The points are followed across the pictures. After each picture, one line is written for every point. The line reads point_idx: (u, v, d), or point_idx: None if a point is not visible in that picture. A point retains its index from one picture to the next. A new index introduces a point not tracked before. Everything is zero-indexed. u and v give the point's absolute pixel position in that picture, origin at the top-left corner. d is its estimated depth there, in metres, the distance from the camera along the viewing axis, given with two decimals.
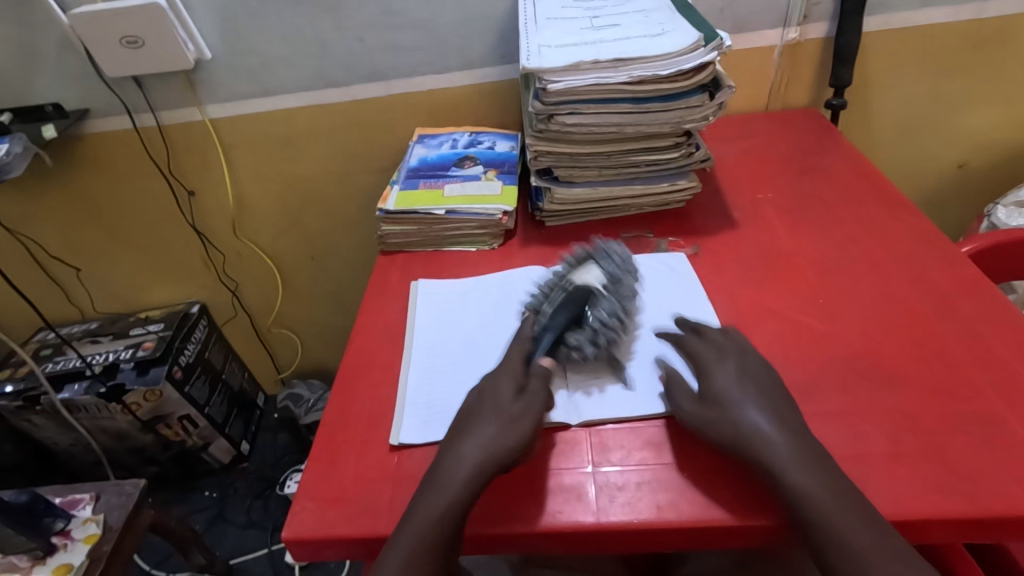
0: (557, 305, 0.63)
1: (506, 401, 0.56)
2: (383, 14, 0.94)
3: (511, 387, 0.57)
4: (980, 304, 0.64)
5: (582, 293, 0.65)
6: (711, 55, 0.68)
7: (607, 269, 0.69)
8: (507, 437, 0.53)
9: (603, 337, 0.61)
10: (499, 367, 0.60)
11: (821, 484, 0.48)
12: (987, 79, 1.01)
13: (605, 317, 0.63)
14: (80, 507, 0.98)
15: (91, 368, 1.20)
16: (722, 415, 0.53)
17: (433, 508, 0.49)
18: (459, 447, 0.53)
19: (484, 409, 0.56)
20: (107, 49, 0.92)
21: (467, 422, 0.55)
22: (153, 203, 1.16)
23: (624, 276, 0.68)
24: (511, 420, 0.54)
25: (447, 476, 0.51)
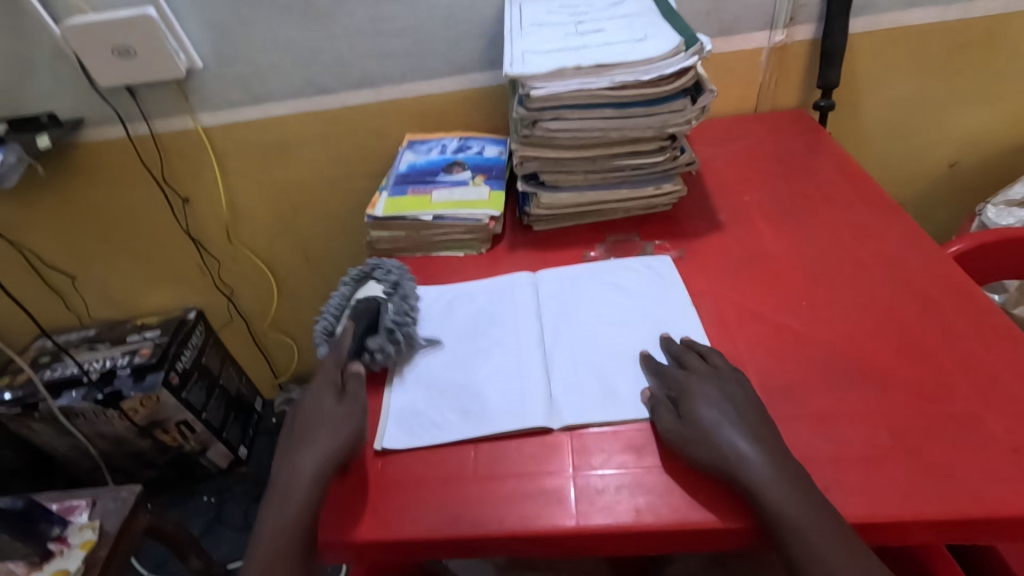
0: (350, 320, 0.67)
1: (331, 407, 0.59)
2: (372, 21, 0.95)
3: (331, 393, 0.60)
4: (963, 305, 0.64)
5: (370, 306, 0.69)
6: (692, 60, 0.69)
7: (383, 281, 0.73)
8: (333, 438, 0.56)
9: (401, 333, 0.67)
10: (312, 388, 0.62)
11: (799, 506, 0.48)
12: (975, 79, 1.01)
13: (396, 316, 0.68)
14: (77, 514, 0.99)
15: (88, 375, 1.21)
16: (704, 438, 0.53)
17: (282, 518, 0.52)
18: (297, 457, 0.56)
19: (308, 417, 0.59)
20: (99, 60, 0.93)
21: (297, 430, 0.58)
22: (148, 210, 1.17)
23: (399, 281, 0.74)
24: (335, 426, 0.57)
25: (291, 487, 0.54)
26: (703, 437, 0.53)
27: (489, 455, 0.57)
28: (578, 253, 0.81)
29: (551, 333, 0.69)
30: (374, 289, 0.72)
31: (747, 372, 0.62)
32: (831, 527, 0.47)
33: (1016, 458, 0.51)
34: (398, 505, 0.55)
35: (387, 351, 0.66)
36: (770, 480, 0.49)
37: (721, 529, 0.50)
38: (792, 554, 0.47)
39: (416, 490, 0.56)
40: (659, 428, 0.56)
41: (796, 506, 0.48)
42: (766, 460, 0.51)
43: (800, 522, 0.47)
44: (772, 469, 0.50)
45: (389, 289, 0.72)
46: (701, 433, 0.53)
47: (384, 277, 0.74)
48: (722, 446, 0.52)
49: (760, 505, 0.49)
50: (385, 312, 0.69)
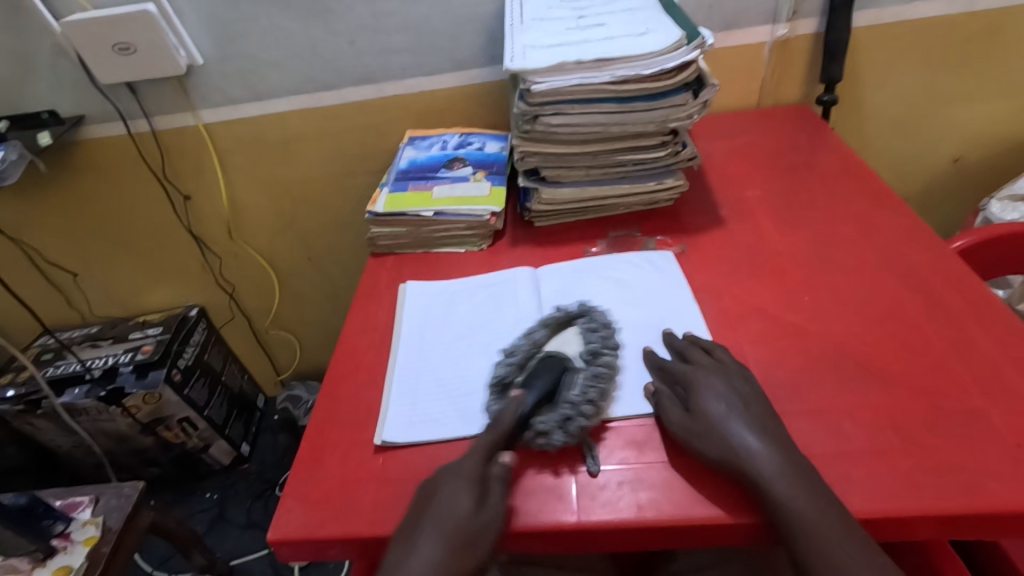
0: (531, 386, 0.57)
1: (462, 510, 0.50)
2: (372, 17, 0.95)
3: (470, 497, 0.50)
4: (967, 301, 0.64)
5: (554, 372, 0.59)
6: (694, 54, 0.68)
7: (587, 340, 0.63)
8: (457, 560, 0.48)
9: (576, 423, 0.55)
10: (460, 462, 0.53)
11: (803, 501, 0.48)
12: (979, 73, 1.01)
13: (582, 396, 0.57)
14: (79, 510, 0.99)
15: (90, 371, 1.21)
16: (713, 432, 0.53)
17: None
18: (402, 564, 0.48)
19: (430, 516, 0.50)
20: (100, 56, 0.93)
21: (416, 527, 0.50)
22: (149, 207, 1.17)
23: (606, 344, 0.62)
24: (467, 543, 0.49)
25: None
26: (711, 430, 0.53)
27: None
28: (579, 248, 0.80)
29: None
30: (573, 347, 0.62)
31: (749, 367, 0.61)
32: (833, 520, 0.47)
33: (1020, 453, 0.51)
34: (399, 500, 0.55)
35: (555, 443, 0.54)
36: (775, 473, 0.49)
37: (723, 524, 0.50)
38: (794, 548, 0.47)
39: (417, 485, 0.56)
40: (667, 422, 0.56)
41: (800, 500, 0.48)
42: (772, 453, 0.50)
43: (803, 516, 0.47)
44: (776, 463, 0.50)
45: (591, 349, 0.62)
46: (710, 427, 0.53)
47: (585, 332, 0.64)
48: (728, 440, 0.52)
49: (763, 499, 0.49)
50: (568, 387, 0.58)
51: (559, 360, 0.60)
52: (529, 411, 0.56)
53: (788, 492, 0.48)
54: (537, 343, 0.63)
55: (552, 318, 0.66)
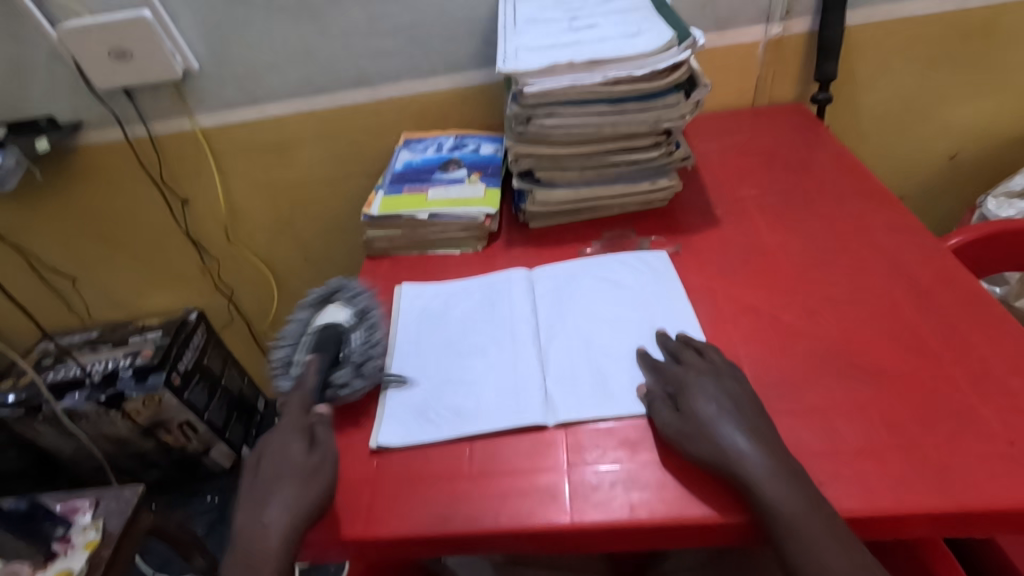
0: (312, 353, 0.63)
1: (294, 452, 0.56)
2: (367, 20, 0.95)
3: (300, 443, 0.57)
4: (960, 299, 0.64)
5: (333, 335, 0.66)
6: (685, 54, 0.69)
7: (357, 307, 0.70)
8: (297, 491, 0.53)
9: (368, 366, 0.64)
10: (277, 429, 0.58)
11: (797, 502, 0.48)
12: (974, 70, 1.01)
13: (362, 348, 0.65)
14: (79, 514, 0.99)
15: (91, 376, 1.22)
16: (704, 434, 0.53)
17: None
18: (259, 515, 0.52)
19: (267, 469, 0.55)
20: (96, 62, 0.94)
21: (262, 479, 0.55)
22: (147, 212, 1.17)
23: (366, 305, 0.70)
24: (304, 478, 0.54)
25: (255, 551, 0.50)
26: (701, 432, 0.53)
27: (484, 453, 0.58)
28: (574, 249, 0.81)
29: (547, 330, 0.69)
30: (339, 315, 0.68)
31: (743, 367, 0.62)
32: (825, 522, 0.47)
33: (1013, 451, 0.51)
34: (393, 504, 0.55)
35: (355, 384, 0.62)
36: (767, 477, 0.49)
37: (715, 524, 0.50)
38: (789, 549, 0.47)
39: (412, 487, 0.56)
40: (658, 425, 0.56)
41: (792, 502, 0.48)
42: (764, 456, 0.50)
43: (793, 517, 0.47)
44: (768, 466, 0.50)
45: (357, 313, 0.69)
46: (700, 428, 0.53)
47: (353, 301, 0.70)
48: (719, 442, 0.52)
49: (754, 500, 0.49)
50: (347, 344, 0.66)
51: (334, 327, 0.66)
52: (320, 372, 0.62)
53: (779, 493, 0.48)
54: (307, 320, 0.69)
55: (312, 300, 0.72)
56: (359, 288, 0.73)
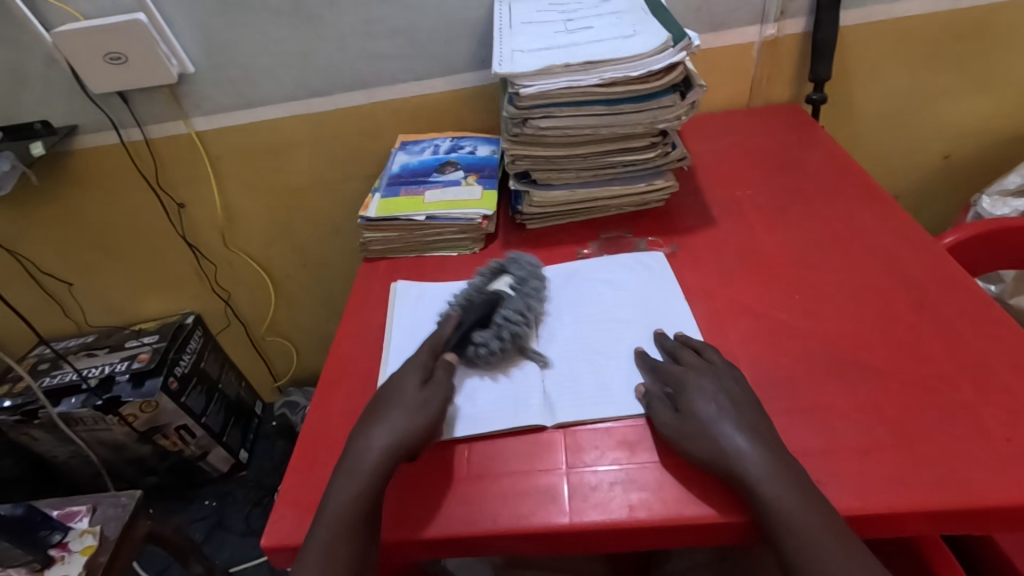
0: (467, 308, 0.67)
1: (411, 384, 0.59)
2: (362, 23, 0.95)
3: (417, 377, 0.60)
4: (955, 297, 0.64)
5: (492, 299, 0.67)
6: (680, 55, 0.69)
7: (518, 277, 0.71)
8: (409, 417, 0.56)
9: (508, 332, 0.64)
10: (406, 363, 0.62)
11: (795, 502, 0.48)
12: (967, 69, 1.01)
13: (511, 314, 0.66)
14: (76, 520, 0.99)
15: (87, 381, 1.21)
16: (704, 434, 0.53)
17: (347, 490, 0.52)
18: (368, 431, 0.56)
19: (387, 394, 0.59)
20: (92, 66, 0.94)
21: (377, 404, 0.59)
22: (143, 215, 1.17)
23: (528, 277, 0.71)
24: (415, 408, 0.57)
25: (358, 462, 0.54)
26: (701, 431, 0.53)
27: (482, 455, 0.57)
28: (571, 251, 0.81)
29: (545, 330, 0.69)
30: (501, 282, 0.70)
31: (740, 367, 0.62)
32: (821, 520, 0.47)
33: (1009, 448, 0.51)
34: (392, 505, 0.55)
35: (489, 345, 0.63)
36: (765, 476, 0.49)
37: (714, 524, 0.50)
38: (786, 550, 0.47)
39: (410, 489, 0.56)
40: (658, 424, 0.56)
41: (788, 501, 0.48)
42: (762, 455, 0.50)
43: (789, 515, 0.47)
44: (765, 465, 0.50)
45: (516, 283, 0.70)
46: (701, 427, 0.53)
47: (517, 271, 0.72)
48: (719, 441, 0.52)
49: (753, 500, 0.49)
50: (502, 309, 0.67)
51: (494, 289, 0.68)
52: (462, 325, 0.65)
53: (775, 492, 0.48)
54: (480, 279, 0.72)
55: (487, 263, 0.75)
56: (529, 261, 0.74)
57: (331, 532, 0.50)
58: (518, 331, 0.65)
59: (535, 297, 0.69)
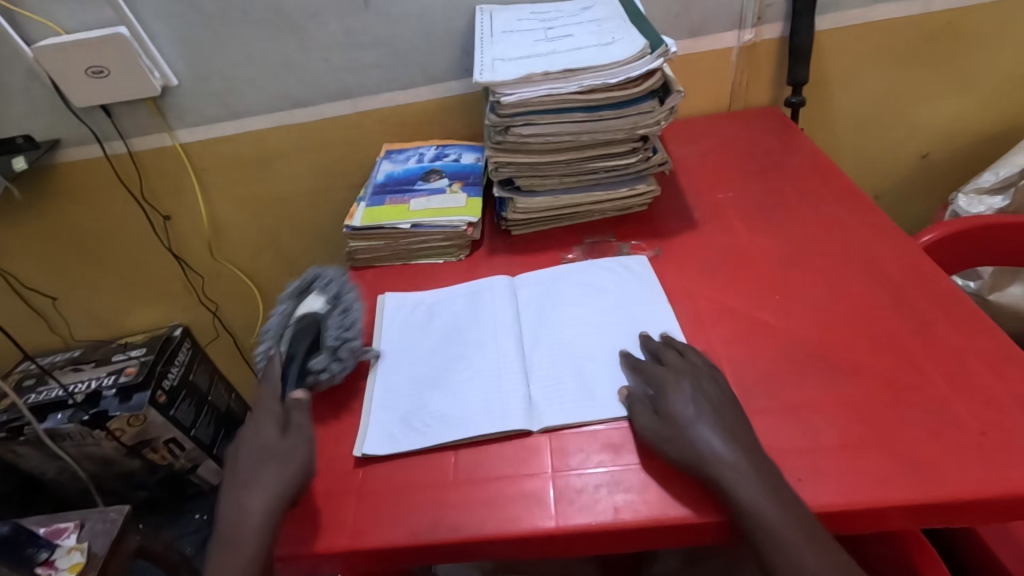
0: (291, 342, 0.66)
1: (269, 436, 0.58)
2: (345, 33, 0.96)
3: (274, 427, 0.59)
4: (931, 294, 0.66)
5: (309, 324, 0.69)
6: (658, 62, 0.70)
7: (334, 295, 0.73)
8: (278, 468, 0.56)
9: (343, 349, 0.67)
10: (255, 414, 0.61)
11: (772, 508, 0.48)
12: (941, 71, 1.03)
13: (338, 333, 0.68)
14: (64, 536, 0.98)
15: (73, 397, 1.20)
16: (683, 439, 0.53)
17: (232, 563, 0.51)
18: (241, 496, 0.55)
19: (243, 455, 0.58)
20: (74, 80, 0.93)
21: (240, 465, 0.57)
22: (128, 228, 1.16)
23: (343, 292, 0.73)
24: (279, 461, 0.57)
25: (239, 530, 0.53)
26: (677, 436, 0.54)
27: (470, 461, 0.58)
28: (556, 256, 0.81)
29: (531, 335, 0.70)
30: (315, 304, 0.71)
31: (723, 367, 0.63)
32: (800, 522, 0.48)
33: (984, 441, 0.52)
34: (381, 512, 0.55)
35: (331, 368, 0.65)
36: (742, 483, 0.50)
37: (700, 523, 0.51)
38: (767, 553, 0.48)
39: (399, 497, 0.56)
40: (637, 430, 0.57)
41: (767, 505, 0.48)
42: (738, 459, 0.51)
43: (769, 518, 0.48)
44: (743, 470, 0.50)
45: (331, 301, 0.72)
46: (679, 431, 0.54)
47: (330, 291, 0.73)
48: (697, 446, 0.52)
49: (732, 505, 0.49)
50: (326, 330, 0.69)
51: (309, 316, 0.69)
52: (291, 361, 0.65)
53: (756, 497, 0.49)
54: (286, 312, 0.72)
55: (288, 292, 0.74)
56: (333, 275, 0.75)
57: None
58: (354, 346, 0.67)
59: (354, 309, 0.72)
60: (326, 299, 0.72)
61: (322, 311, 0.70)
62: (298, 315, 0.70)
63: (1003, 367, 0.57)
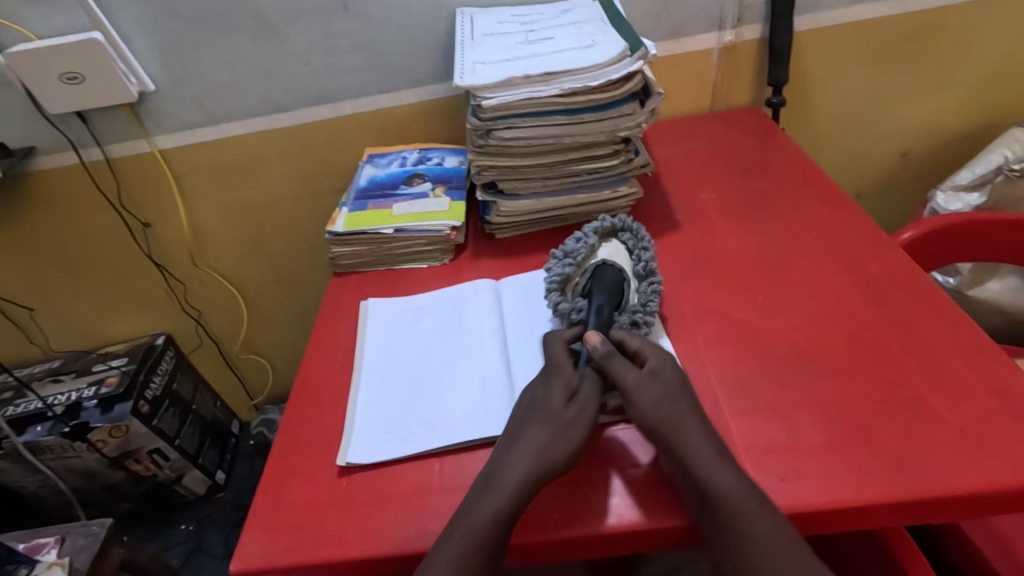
0: (604, 290, 0.65)
1: (560, 406, 0.56)
2: (325, 37, 0.95)
3: (562, 393, 0.57)
4: (909, 291, 0.67)
5: (620, 278, 0.67)
6: (637, 64, 0.70)
7: (634, 251, 0.70)
8: (551, 449, 0.53)
9: (641, 328, 0.65)
10: (551, 363, 0.60)
11: (735, 487, 0.50)
12: (919, 69, 1.05)
13: (644, 305, 0.66)
14: (44, 552, 0.96)
15: (52, 409, 1.18)
16: (665, 403, 0.55)
17: (479, 513, 0.51)
18: (510, 454, 0.54)
19: (530, 422, 0.56)
20: (47, 87, 0.92)
21: (512, 441, 0.56)
22: (108, 236, 1.15)
23: (646, 249, 0.70)
24: (560, 429, 0.54)
25: (503, 487, 0.52)
26: (659, 400, 0.56)
27: (455, 468, 0.58)
28: (540, 258, 0.81)
29: (517, 339, 0.69)
30: (624, 258, 0.70)
31: (705, 368, 0.63)
32: (763, 509, 0.49)
33: (962, 437, 0.53)
34: (365, 521, 0.55)
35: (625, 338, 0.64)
36: (707, 463, 0.51)
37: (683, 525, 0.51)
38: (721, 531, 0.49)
39: (383, 505, 0.56)
40: (622, 380, 0.57)
41: (733, 485, 0.50)
42: (706, 444, 0.53)
43: (734, 495, 0.50)
44: (713, 454, 0.52)
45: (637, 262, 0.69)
46: (665, 395, 0.56)
47: (631, 245, 0.70)
48: (675, 416, 0.55)
49: (693, 477, 0.51)
50: (629, 294, 0.67)
51: (617, 267, 0.68)
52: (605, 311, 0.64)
53: (733, 476, 0.51)
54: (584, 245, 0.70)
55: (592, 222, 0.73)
56: (634, 233, 0.72)
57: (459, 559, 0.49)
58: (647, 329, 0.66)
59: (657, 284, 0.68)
60: (628, 255, 0.70)
61: (629, 271, 0.69)
62: (606, 260, 0.68)
63: (979, 363, 0.58)
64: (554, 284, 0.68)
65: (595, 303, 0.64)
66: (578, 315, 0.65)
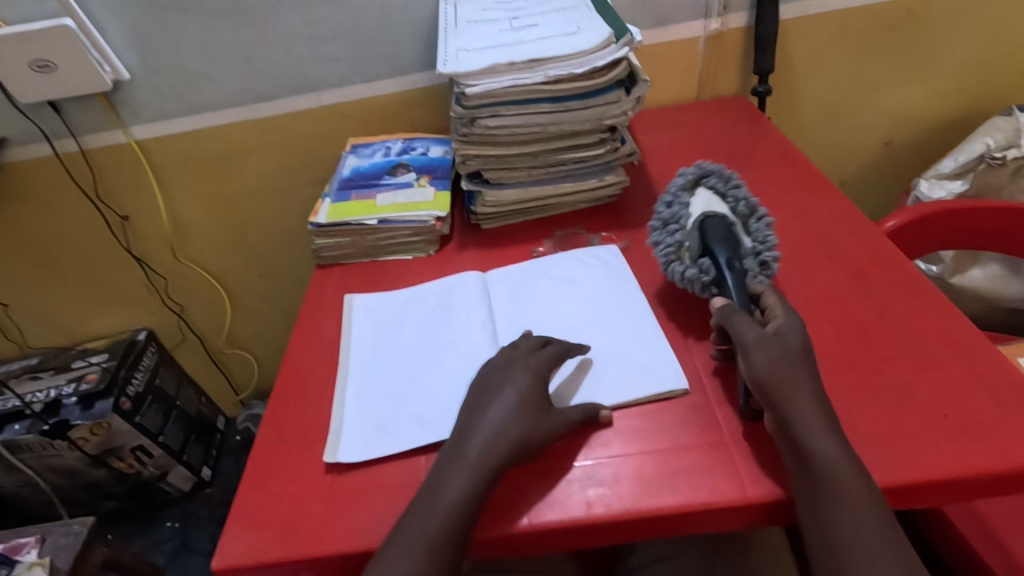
0: (722, 240, 0.63)
1: (517, 390, 0.57)
2: (306, 24, 0.93)
3: (538, 397, 0.57)
4: (894, 279, 0.67)
5: (729, 228, 0.65)
6: (623, 51, 0.70)
7: (727, 194, 0.69)
8: (512, 429, 0.54)
9: (771, 264, 0.64)
10: (516, 359, 0.60)
11: (839, 454, 0.49)
12: (903, 58, 1.05)
13: (762, 242, 0.65)
14: (24, 552, 0.94)
15: (31, 407, 1.16)
16: (782, 365, 0.53)
17: (449, 491, 0.51)
18: (475, 426, 0.55)
19: (487, 406, 0.56)
20: (18, 75, 0.89)
21: (470, 422, 0.56)
22: (84, 229, 1.12)
23: (739, 187, 0.69)
24: (524, 421, 0.55)
25: (474, 462, 0.52)
26: (778, 361, 0.53)
27: None
28: (526, 249, 0.80)
29: (504, 330, 0.68)
30: (720, 206, 0.68)
31: (693, 358, 0.62)
32: (857, 472, 0.48)
33: (946, 423, 0.53)
34: (352, 517, 0.54)
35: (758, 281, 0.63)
36: (811, 427, 0.50)
37: (670, 514, 0.51)
38: (817, 497, 0.48)
39: (368, 501, 0.55)
40: (742, 338, 0.55)
41: (835, 454, 0.48)
42: (818, 408, 0.51)
43: (834, 462, 0.48)
44: (822, 419, 0.50)
45: (742, 212, 0.67)
46: (783, 356, 0.53)
47: (722, 187, 0.69)
48: (791, 377, 0.52)
49: (793, 439, 0.50)
50: (744, 237, 0.66)
51: (720, 216, 0.66)
52: (734, 262, 0.62)
53: (836, 444, 0.49)
54: (676, 208, 0.68)
55: (675, 176, 0.72)
56: (721, 176, 0.70)
57: (439, 538, 0.49)
58: (776, 263, 0.65)
59: (766, 220, 0.67)
60: (721, 199, 0.69)
61: (733, 216, 0.67)
62: (709, 212, 0.67)
63: (962, 349, 0.59)
64: (670, 254, 0.66)
65: (720, 260, 0.62)
66: (707, 277, 0.63)
